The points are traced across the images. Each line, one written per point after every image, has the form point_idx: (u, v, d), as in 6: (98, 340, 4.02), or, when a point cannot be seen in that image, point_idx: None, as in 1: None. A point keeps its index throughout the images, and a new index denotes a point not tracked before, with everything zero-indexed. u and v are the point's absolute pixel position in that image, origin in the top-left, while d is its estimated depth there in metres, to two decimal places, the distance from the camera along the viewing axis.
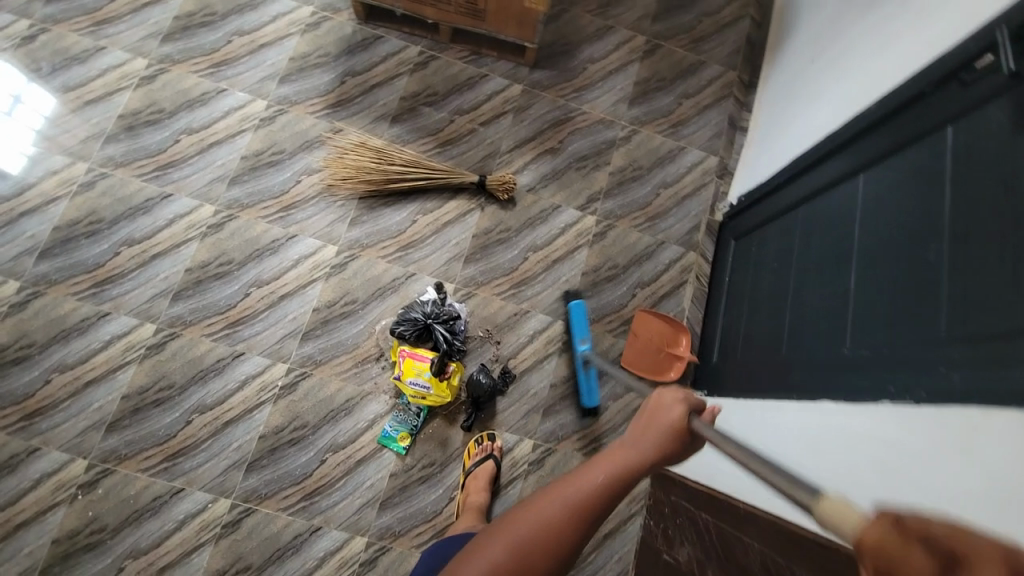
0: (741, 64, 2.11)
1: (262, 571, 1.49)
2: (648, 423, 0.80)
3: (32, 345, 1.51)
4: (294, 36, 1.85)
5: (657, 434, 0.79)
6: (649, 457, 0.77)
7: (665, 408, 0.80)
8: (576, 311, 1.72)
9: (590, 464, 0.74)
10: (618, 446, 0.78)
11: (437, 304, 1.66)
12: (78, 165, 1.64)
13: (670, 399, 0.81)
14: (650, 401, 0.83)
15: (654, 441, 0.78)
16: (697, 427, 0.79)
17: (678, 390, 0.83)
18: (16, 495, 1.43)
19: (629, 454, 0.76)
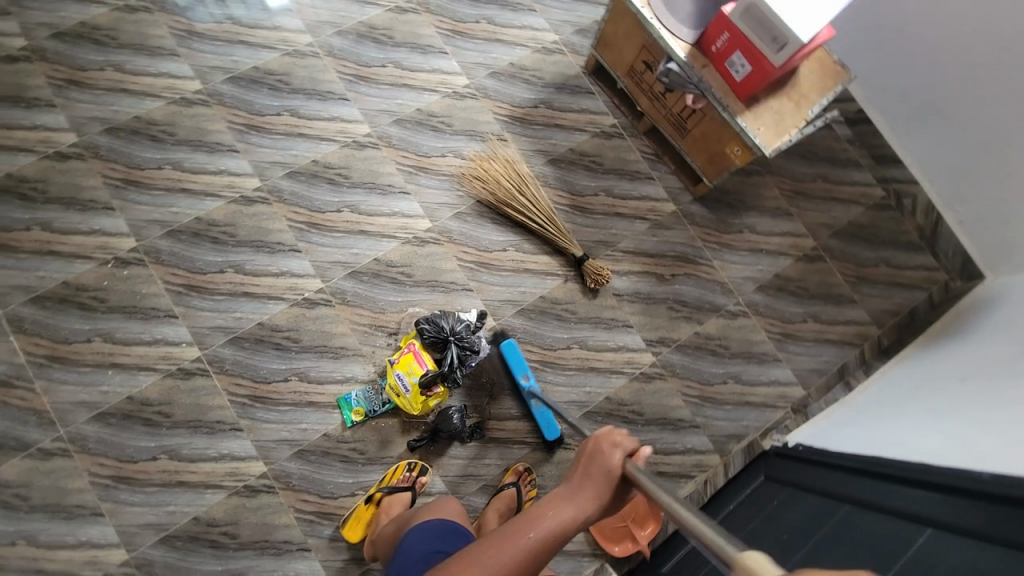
0: (888, 327, 1.94)
1: (174, 427, 1.53)
2: (586, 471, 0.94)
3: (172, 135, 1.70)
4: (526, 48, 1.98)
5: (591, 482, 0.93)
6: (583, 507, 0.92)
7: (603, 457, 0.93)
8: (510, 350, 1.68)
9: (520, 521, 0.92)
10: (557, 501, 0.93)
11: (467, 330, 1.63)
12: (305, 35, 1.86)
13: (605, 449, 0.93)
14: (589, 446, 0.95)
15: (592, 490, 0.93)
16: (632, 472, 0.91)
17: (613, 435, 0.95)
18: (71, 231, 1.59)
19: (566, 509, 0.92)
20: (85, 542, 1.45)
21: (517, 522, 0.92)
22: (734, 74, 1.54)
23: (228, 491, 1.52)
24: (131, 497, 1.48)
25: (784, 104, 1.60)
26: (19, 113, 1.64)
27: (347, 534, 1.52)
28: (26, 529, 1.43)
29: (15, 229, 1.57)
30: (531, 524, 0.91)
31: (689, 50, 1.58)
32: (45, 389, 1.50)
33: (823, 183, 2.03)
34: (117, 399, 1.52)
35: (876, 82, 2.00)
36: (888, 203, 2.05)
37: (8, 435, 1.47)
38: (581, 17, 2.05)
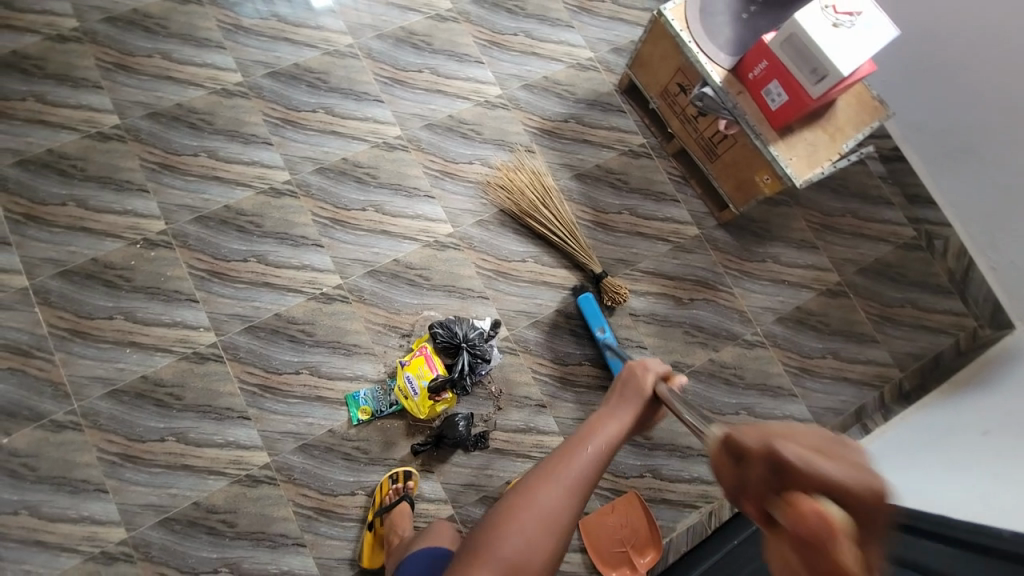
0: (910, 371, 1.90)
1: (183, 410, 1.55)
2: (622, 394, 1.03)
3: (209, 123, 1.74)
4: (561, 63, 1.99)
5: (630, 401, 1.02)
6: (626, 423, 1.00)
7: (636, 378, 1.04)
8: (587, 304, 1.74)
9: (574, 442, 0.95)
10: (602, 420, 0.99)
11: (480, 338, 1.64)
12: (346, 36, 1.89)
13: (637, 372, 1.04)
14: (623, 372, 1.06)
15: (631, 409, 1.01)
16: (664, 390, 1.02)
17: (644, 362, 1.06)
18: (104, 209, 1.63)
19: (612, 426, 0.99)
20: (87, 517, 1.46)
21: (571, 443, 0.95)
22: (770, 102, 1.52)
23: (230, 479, 1.53)
24: (135, 476, 1.50)
25: (818, 136, 1.58)
26: (65, 92, 1.70)
27: (368, 564, 1.50)
28: (31, 499, 1.45)
29: (50, 204, 1.62)
30: (586, 440, 0.95)
31: (725, 76, 1.57)
32: (64, 362, 1.53)
33: (852, 219, 2.00)
34: (132, 378, 1.55)
35: (913, 120, 1.96)
36: (917, 244, 2.01)
37: (23, 404, 1.50)
38: (618, 36, 2.06)
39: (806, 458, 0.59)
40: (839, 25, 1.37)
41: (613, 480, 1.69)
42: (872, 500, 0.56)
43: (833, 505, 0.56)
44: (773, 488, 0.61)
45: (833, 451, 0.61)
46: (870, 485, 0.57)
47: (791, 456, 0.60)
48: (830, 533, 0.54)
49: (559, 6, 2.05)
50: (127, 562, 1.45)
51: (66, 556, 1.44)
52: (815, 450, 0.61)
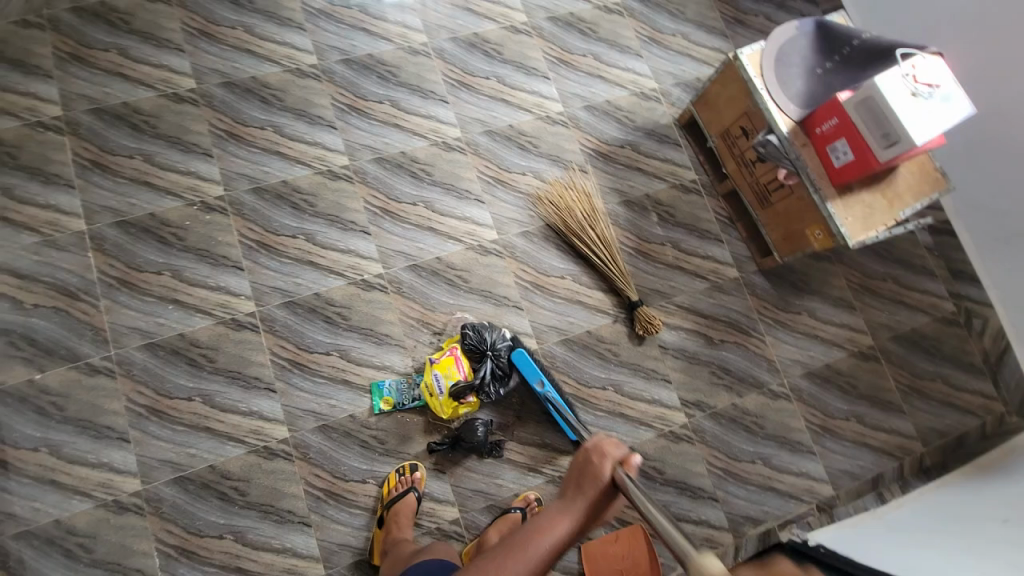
0: (932, 447, 1.87)
1: (213, 374, 1.57)
2: (579, 481, 1.09)
3: (279, 100, 1.79)
4: (624, 90, 2.02)
5: (585, 489, 1.07)
6: (580, 514, 1.06)
7: (594, 465, 1.08)
8: (522, 360, 1.62)
9: (527, 532, 1.05)
10: (551, 514, 1.06)
11: (506, 351, 1.63)
12: (421, 35, 1.94)
13: (594, 458, 1.09)
14: (580, 456, 1.10)
15: (583, 499, 1.07)
16: (621, 477, 1.05)
17: (602, 447, 1.09)
18: (169, 168, 1.68)
19: (564, 519, 1.05)
20: (105, 464, 1.49)
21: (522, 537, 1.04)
22: (833, 160, 1.53)
23: (248, 448, 1.55)
24: (159, 430, 1.52)
25: (876, 199, 1.58)
26: (148, 50, 1.75)
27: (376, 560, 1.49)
28: (54, 438, 1.48)
29: (118, 154, 1.66)
30: (538, 533, 1.03)
31: (792, 126, 1.58)
32: (108, 309, 1.57)
33: (893, 285, 1.99)
34: (170, 335, 1.58)
35: (970, 197, 1.94)
36: (956, 320, 1.99)
37: (62, 344, 1.54)
38: (684, 71, 2.08)
39: None
40: (917, 94, 1.38)
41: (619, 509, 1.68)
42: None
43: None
44: None
45: None
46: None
47: None
48: None
49: (631, 34, 2.08)
50: (136, 514, 1.47)
51: (79, 499, 1.46)
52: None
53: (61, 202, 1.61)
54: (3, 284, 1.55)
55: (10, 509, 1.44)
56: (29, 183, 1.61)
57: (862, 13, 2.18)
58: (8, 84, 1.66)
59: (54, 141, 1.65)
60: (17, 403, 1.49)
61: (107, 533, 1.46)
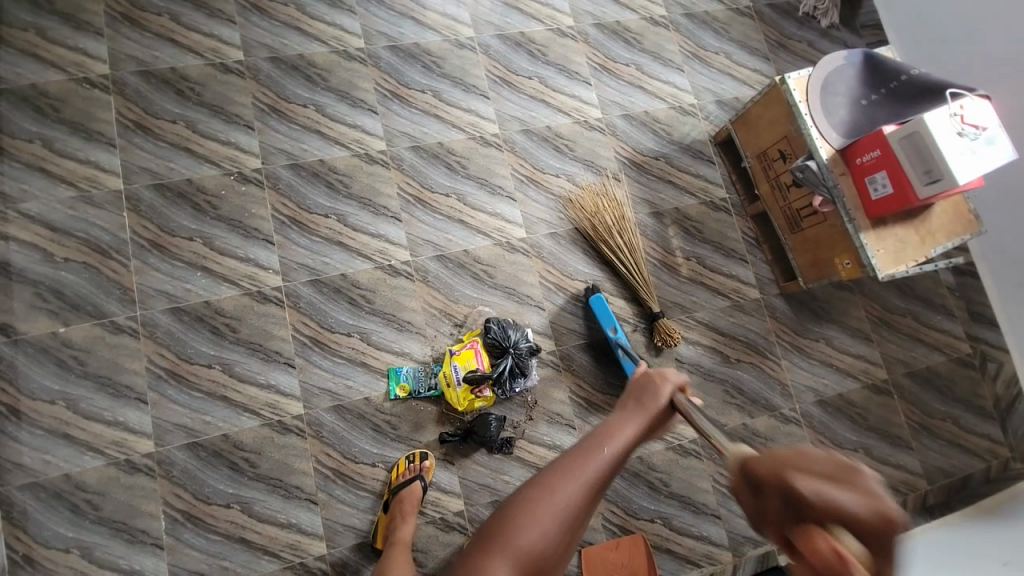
0: (938, 486, 1.88)
1: (235, 344, 1.58)
2: (637, 399, 0.92)
3: (324, 80, 1.80)
4: (663, 103, 2.03)
5: (645, 406, 0.91)
6: (643, 427, 0.88)
7: (653, 385, 0.93)
8: (602, 304, 1.72)
9: (593, 438, 0.83)
10: (613, 425, 0.87)
11: (527, 352, 1.64)
12: (469, 29, 1.95)
13: (653, 377, 0.94)
14: (638, 377, 0.95)
15: (642, 416, 0.89)
16: (682, 401, 0.92)
17: (663, 370, 0.95)
18: (210, 137, 1.69)
19: (629, 427, 0.87)
20: (121, 423, 1.49)
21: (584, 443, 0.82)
22: (872, 191, 1.55)
23: (263, 420, 1.56)
24: (177, 394, 1.53)
25: (909, 234, 1.60)
26: (200, 19, 1.77)
27: (377, 542, 1.51)
28: (72, 392, 1.49)
29: (161, 118, 1.68)
30: (604, 436, 0.83)
31: (833, 154, 1.59)
32: (137, 270, 1.58)
33: (912, 321, 2.00)
34: (195, 301, 1.59)
35: (997, 242, 1.95)
36: (970, 362, 2.00)
37: (89, 300, 1.54)
38: (724, 90, 2.09)
39: (816, 491, 0.64)
40: (963, 135, 1.40)
41: (622, 517, 1.69)
42: (882, 526, 0.61)
43: (847, 538, 0.61)
44: (792, 518, 0.66)
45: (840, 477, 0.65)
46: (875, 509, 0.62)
47: (802, 489, 0.65)
48: (845, 561, 0.59)
49: (675, 48, 2.09)
50: (147, 476, 1.48)
51: (91, 455, 1.47)
52: (831, 482, 0.65)
53: (101, 159, 1.62)
54: (36, 235, 1.56)
55: (21, 459, 1.44)
56: (70, 137, 1.62)
57: (905, 48, 2.18)
58: (57, 38, 1.67)
59: (99, 99, 1.66)
60: (39, 355, 1.50)
61: (116, 491, 1.46)
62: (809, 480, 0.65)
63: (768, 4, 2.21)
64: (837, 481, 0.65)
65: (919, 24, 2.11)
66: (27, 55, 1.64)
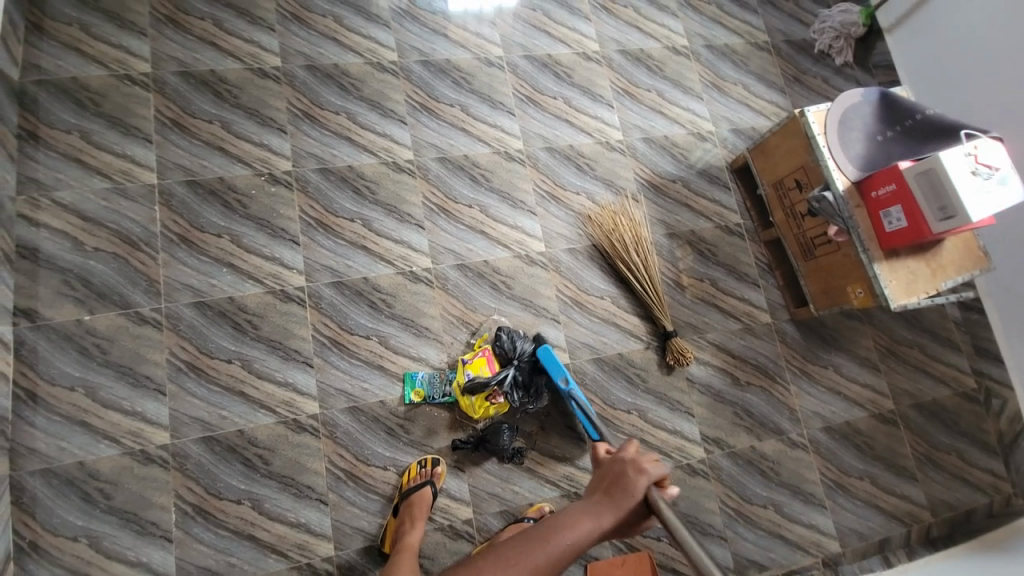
0: (942, 519, 1.89)
1: (255, 340, 1.61)
2: (612, 488, 1.17)
3: (356, 89, 1.86)
4: (682, 128, 2.09)
5: (616, 497, 1.15)
6: (606, 517, 1.14)
7: (627, 478, 1.16)
8: (548, 355, 1.65)
9: (565, 523, 1.15)
10: (585, 512, 1.16)
11: (530, 365, 1.66)
12: (498, 48, 2.02)
13: (629, 471, 1.17)
14: (618, 467, 1.19)
15: (611, 508, 1.15)
16: (651, 498, 1.13)
17: (641, 464, 1.17)
18: (243, 138, 1.74)
19: (592, 517, 1.15)
20: (138, 413, 1.50)
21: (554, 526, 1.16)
22: (885, 224, 1.60)
23: (278, 418, 1.57)
24: (195, 387, 1.55)
25: (921, 266, 1.64)
26: (241, 25, 1.83)
27: (386, 547, 1.50)
28: (92, 380, 1.50)
29: (198, 118, 1.72)
30: (567, 525, 1.15)
31: (849, 186, 1.65)
32: (165, 262, 1.61)
33: (918, 353, 2.03)
34: (219, 296, 1.61)
35: (1005, 279, 2.00)
36: (975, 396, 2.02)
37: (116, 289, 1.57)
38: (741, 119, 2.16)
39: None
40: (976, 173, 1.46)
41: (629, 534, 1.69)
42: None
43: None
44: None
45: None
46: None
47: None
48: None
49: (695, 76, 2.16)
50: (160, 468, 1.48)
51: (107, 444, 1.47)
52: None
53: (137, 153, 1.67)
54: (68, 223, 1.59)
55: (35, 444, 1.44)
56: (109, 131, 1.66)
57: (917, 90, 2.26)
58: (102, 35, 1.73)
59: (139, 95, 1.71)
60: (61, 341, 1.51)
61: (129, 481, 1.46)
62: None
63: (786, 39, 2.29)
64: None
65: (933, 68, 2.20)
66: (71, 49, 1.70)
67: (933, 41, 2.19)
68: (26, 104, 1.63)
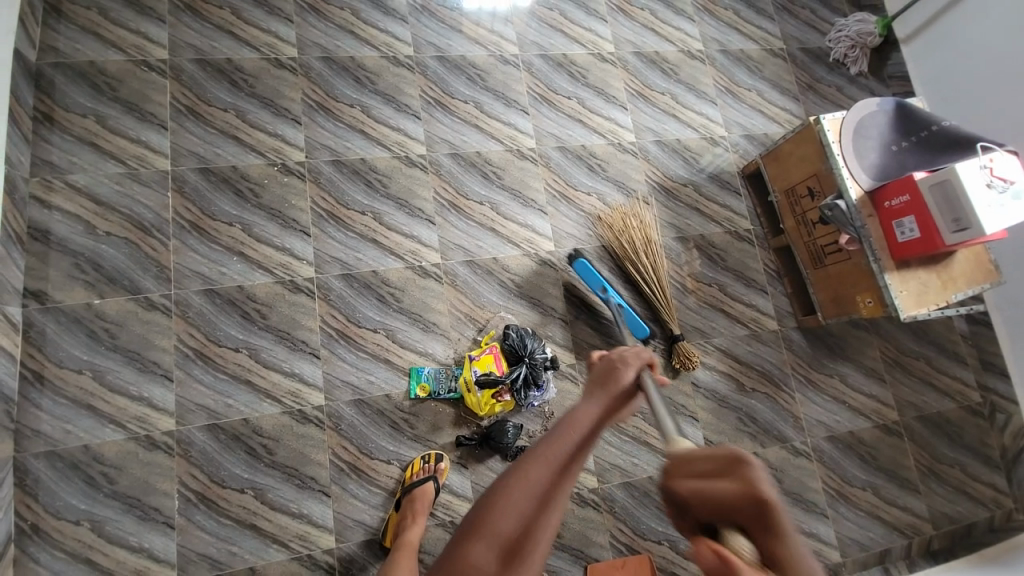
0: (942, 531, 1.88)
1: (263, 330, 1.61)
2: (602, 382, 0.87)
3: (371, 83, 1.86)
4: (695, 132, 2.09)
5: (612, 389, 0.86)
6: (605, 409, 0.84)
7: (618, 369, 0.88)
8: (585, 268, 1.73)
9: (560, 430, 0.81)
10: (581, 413, 0.83)
11: (542, 364, 1.66)
12: (514, 46, 2.02)
13: (616, 362, 0.89)
14: (602, 363, 0.90)
15: (608, 399, 0.85)
16: (647, 381, 0.87)
17: (625, 352, 0.90)
18: (258, 128, 1.74)
19: (591, 412, 0.83)
20: (144, 398, 1.50)
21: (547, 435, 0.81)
22: (898, 235, 1.60)
23: (283, 408, 1.57)
24: (202, 375, 1.55)
25: (931, 278, 1.64)
26: (259, 15, 1.83)
27: (387, 541, 1.50)
28: (100, 364, 1.51)
29: (213, 106, 1.73)
30: (564, 431, 0.80)
31: (862, 196, 1.65)
32: (175, 249, 1.61)
33: (925, 366, 2.02)
34: (229, 284, 1.61)
35: (1014, 294, 1.99)
36: (980, 411, 2.02)
37: (126, 274, 1.57)
38: (754, 125, 2.16)
39: (698, 496, 0.67)
40: (992, 187, 1.46)
41: (629, 536, 1.69)
42: (759, 509, 0.64)
43: (735, 537, 0.65)
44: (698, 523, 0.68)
45: (713, 477, 0.68)
46: (756, 494, 0.64)
47: (687, 495, 0.68)
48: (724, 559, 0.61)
49: (709, 81, 2.16)
50: (164, 453, 1.48)
51: (112, 429, 1.47)
52: (714, 478, 0.68)
53: (151, 140, 1.67)
54: (81, 207, 1.59)
55: (40, 426, 1.44)
56: (124, 116, 1.67)
57: (931, 101, 2.25)
58: (119, 19, 1.73)
59: (155, 82, 1.71)
60: (70, 324, 1.51)
61: (133, 466, 1.47)
62: (692, 489, 0.68)
63: (801, 47, 2.29)
64: (715, 482, 0.67)
65: (948, 82, 2.19)
66: (88, 32, 1.70)
67: (949, 54, 2.18)
68: (42, 86, 1.64)
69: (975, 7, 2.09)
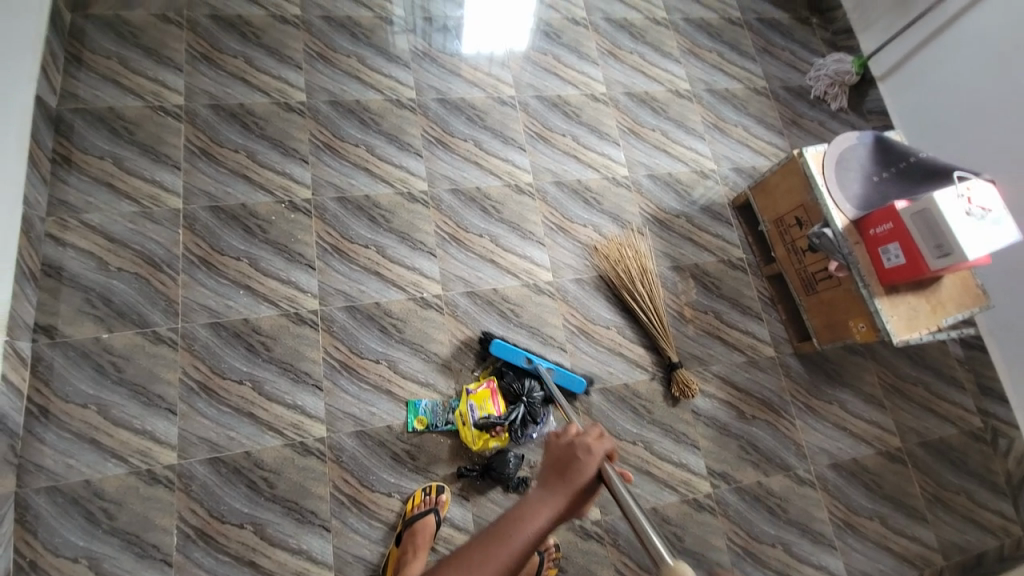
0: (953, 561, 1.85)
1: (267, 362, 1.63)
2: (561, 474, 0.96)
3: (376, 124, 1.96)
4: (686, 166, 2.18)
5: (569, 482, 0.95)
6: (562, 502, 0.93)
7: (579, 461, 0.97)
8: (501, 348, 1.68)
9: (513, 518, 0.90)
10: (535, 504, 0.92)
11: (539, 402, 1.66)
12: (510, 88, 2.13)
13: (579, 453, 0.98)
14: (563, 450, 1.00)
15: (565, 493, 0.94)
16: (609, 474, 0.97)
17: (588, 442, 1.00)
18: (267, 167, 1.82)
19: (549, 505, 0.92)
20: (148, 432, 1.51)
21: (512, 517, 0.90)
22: (884, 261, 1.65)
23: (285, 441, 1.58)
24: (206, 408, 1.56)
25: (920, 303, 1.69)
26: (270, 63, 1.95)
27: None
28: (105, 398, 1.52)
29: (225, 147, 1.81)
30: (519, 520, 0.90)
31: (847, 225, 1.71)
32: (184, 284, 1.66)
33: (923, 391, 2.04)
34: (235, 317, 1.65)
35: (1007, 318, 2.02)
36: (982, 436, 2.02)
37: (135, 308, 1.61)
38: (742, 159, 2.25)
39: None
40: (970, 215, 1.51)
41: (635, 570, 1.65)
42: None
43: None
44: None
45: None
46: None
47: None
48: None
49: (697, 118, 2.27)
50: (165, 488, 1.48)
51: (114, 463, 1.48)
52: None
53: (164, 180, 1.74)
54: (94, 244, 1.64)
55: (42, 461, 1.45)
56: (140, 157, 1.75)
57: (910, 133, 2.35)
58: (139, 68, 1.84)
59: (171, 126, 1.80)
60: (77, 358, 1.54)
61: (133, 502, 1.46)
62: None
63: (783, 86, 2.42)
64: None
65: (925, 115, 2.29)
66: (108, 80, 1.81)
67: (925, 89, 2.29)
68: (61, 130, 1.72)
69: (945, 47, 2.22)
